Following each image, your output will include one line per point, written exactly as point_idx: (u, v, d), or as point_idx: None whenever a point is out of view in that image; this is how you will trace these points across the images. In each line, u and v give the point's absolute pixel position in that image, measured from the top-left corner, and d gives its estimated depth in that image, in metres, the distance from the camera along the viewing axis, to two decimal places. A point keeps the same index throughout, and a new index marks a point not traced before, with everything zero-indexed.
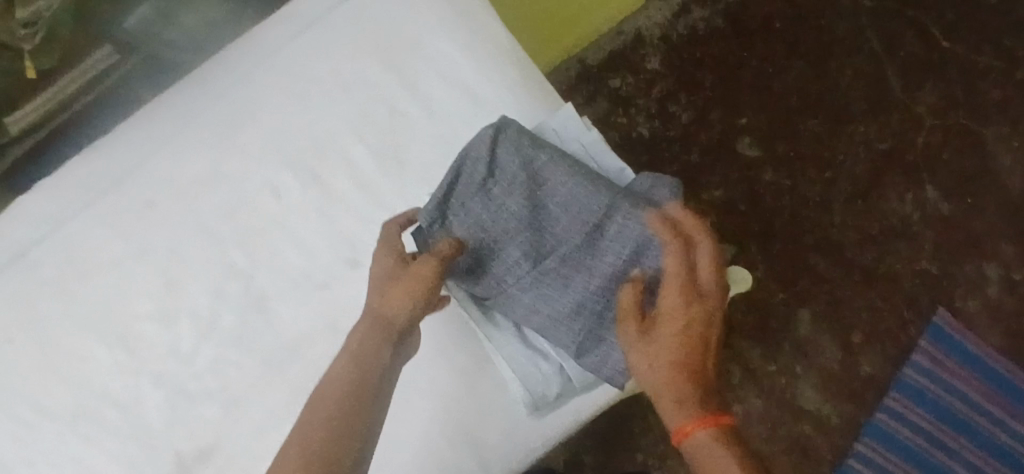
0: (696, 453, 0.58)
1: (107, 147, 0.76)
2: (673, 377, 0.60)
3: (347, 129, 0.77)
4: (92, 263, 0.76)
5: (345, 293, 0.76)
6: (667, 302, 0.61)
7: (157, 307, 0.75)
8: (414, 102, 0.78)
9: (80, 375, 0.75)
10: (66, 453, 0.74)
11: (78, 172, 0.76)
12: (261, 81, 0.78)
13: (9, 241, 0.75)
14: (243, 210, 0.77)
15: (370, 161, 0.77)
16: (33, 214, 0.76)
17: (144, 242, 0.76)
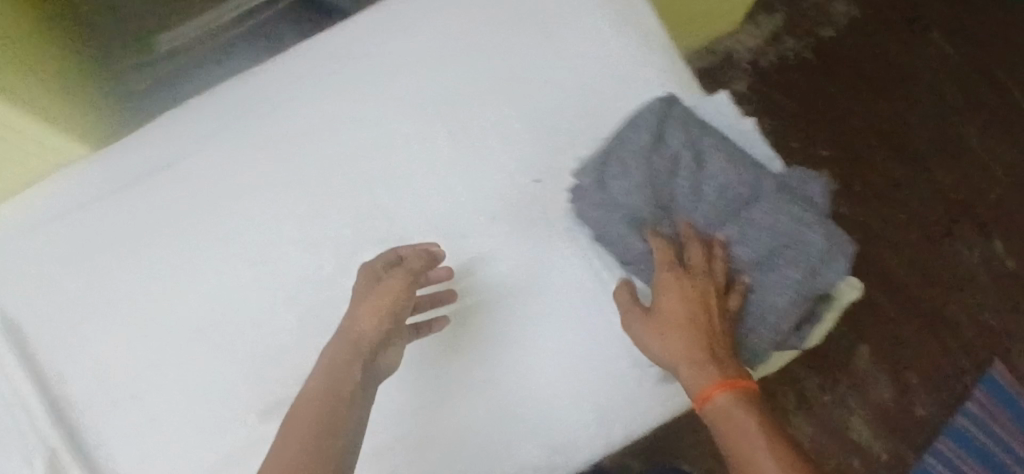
0: (720, 420, 0.62)
1: (274, 74, 0.80)
2: (684, 352, 0.65)
3: (498, 89, 0.79)
4: (245, 182, 0.78)
5: (481, 245, 0.77)
6: (662, 283, 0.66)
7: (304, 232, 0.77)
8: (563, 73, 0.80)
9: (217, 289, 0.75)
10: (192, 363, 0.73)
11: (244, 96, 0.80)
12: (422, 33, 0.81)
13: (165, 149, 0.78)
14: (394, 151, 0.79)
15: (517, 122, 0.79)
16: (193, 128, 0.79)
17: (298, 168, 0.78)
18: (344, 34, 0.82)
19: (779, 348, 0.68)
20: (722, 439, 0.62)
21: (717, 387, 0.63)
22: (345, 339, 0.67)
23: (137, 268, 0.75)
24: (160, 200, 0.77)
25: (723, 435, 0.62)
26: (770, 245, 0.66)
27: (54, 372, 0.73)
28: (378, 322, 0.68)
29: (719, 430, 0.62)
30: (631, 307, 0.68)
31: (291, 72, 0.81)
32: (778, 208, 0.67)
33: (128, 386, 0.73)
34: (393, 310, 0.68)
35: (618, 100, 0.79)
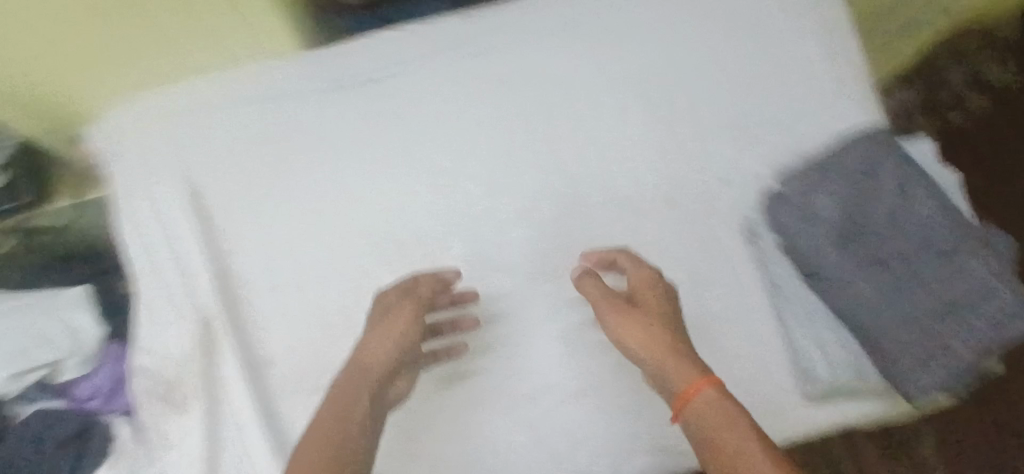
0: (696, 413, 0.60)
1: (489, 20, 0.80)
2: (654, 342, 0.64)
3: (692, 83, 0.80)
4: (442, 117, 0.78)
5: (640, 227, 0.77)
6: (652, 295, 0.68)
7: (485, 178, 0.78)
8: (753, 84, 0.80)
9: (394, 211, 0.76)
10: (354, 275, 0.74)
11: (460, 33, 0.80)
12: (635, 10, 0.81)
13: (372, 65, 0.79)
14: (580, 119, 0.79)
15: (703, 119, 0.79)
16: (404, 51, 0.79)
17: (494, 116, 0.79)
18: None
19: (941, 395, 0.68)
20: (700, 435, 0.59)
21: (703, 381, 0.60)
22: (358, 361, 0.67)
23: (317, 172, 0.76)
24: (359, 109, 0.77)
25: (698, 427, 0.59)
26: (964, 293, 0.67)
27: (223, 250, 0.74)
28: (390, 354, 0.67)
29: (698, 425, 0.59)
30: (599, 297, 0.69)
31: (509, 15, 0.80)
32: (980, 259, 0.68)
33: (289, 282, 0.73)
34: (408, 337, 0.68)
35: (817, 122, 0.80)
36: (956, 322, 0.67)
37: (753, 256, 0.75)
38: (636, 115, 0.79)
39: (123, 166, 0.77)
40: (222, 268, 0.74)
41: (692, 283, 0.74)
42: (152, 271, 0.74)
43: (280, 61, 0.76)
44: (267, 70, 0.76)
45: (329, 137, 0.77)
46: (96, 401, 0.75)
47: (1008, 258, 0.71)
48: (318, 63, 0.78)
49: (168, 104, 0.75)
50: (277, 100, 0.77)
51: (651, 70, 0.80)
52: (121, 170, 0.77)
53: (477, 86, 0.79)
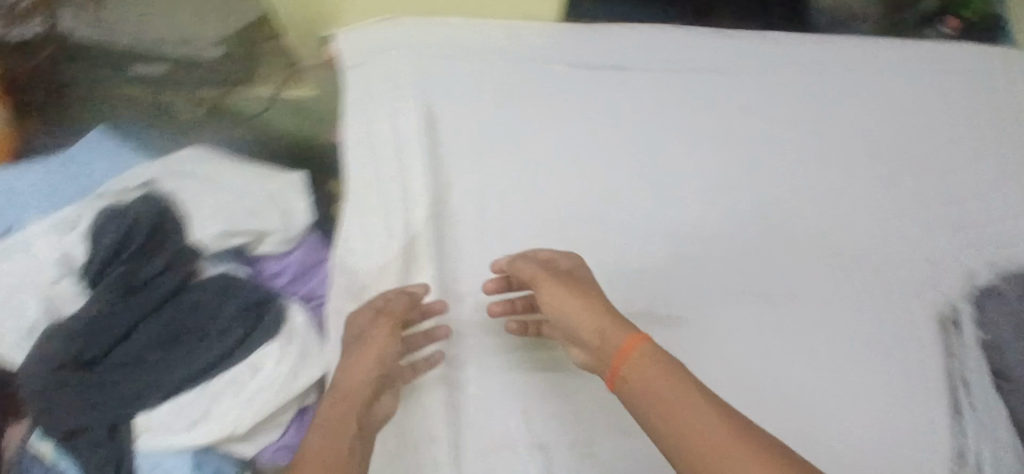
0: (639, 384, 0.54)
1: (729, 45, 0.81)
2: (586, 311, 0.60)
3: (894, 164, 0.79)
4: (665, 116, 0.77)
5: (815, 284, 0.74)
6: (527, 267, 0.65)
7: (683, 186, 0.75)
8: (950, 185, 0.79)
9: (600, 192, 0.74)
10: (545, 242, 0.73)
11: (710, 47, 0.80)
12: (859, 81, 0.81)
13: (626, 51, 0.79)
14: (778, 161, 0.77)
15: (897, 201, 0.77)
16: (656, 47, 0.79)
17: (703, 131, 0.77)
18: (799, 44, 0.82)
19: None
20: (639, 401, 0.53)
21: (637, 336, 0.57)
22: (338, 396, 0.62)
23: (542, 133, 0.76)
24: (608, 88, 0.78)
25: (644, 389, 0.53)
26: None
27: (445, 179, 0.74)
28: (365, 386, 0.62)
29: (638, 393, 0.54)
30: (535, 272, 0.64)
31: (769, 47, 0.81)
32: None
33: (491, 230, 0.73)
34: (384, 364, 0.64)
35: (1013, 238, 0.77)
36: None
37: (933, 342, 0.72)
38: (869, 175, 0.78)
39: (364, 76, 0.78)
40: (440, 195, 0.74)
41: (896, 355, 0.72)
42: (368, 181, 0.75)
43: (539, 23, 0.79)
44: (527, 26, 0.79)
45: (573, 104, 0.77)
46: (287, 277, 0.76)
47: None
48: (579, 35, 0.79)
49: (426, 30, 0.79)
50: (532, 57, 0.78)
51: (862, 137, 0.79)
52: (361, 78, 0.78)
53: (726, 101, 0.78)
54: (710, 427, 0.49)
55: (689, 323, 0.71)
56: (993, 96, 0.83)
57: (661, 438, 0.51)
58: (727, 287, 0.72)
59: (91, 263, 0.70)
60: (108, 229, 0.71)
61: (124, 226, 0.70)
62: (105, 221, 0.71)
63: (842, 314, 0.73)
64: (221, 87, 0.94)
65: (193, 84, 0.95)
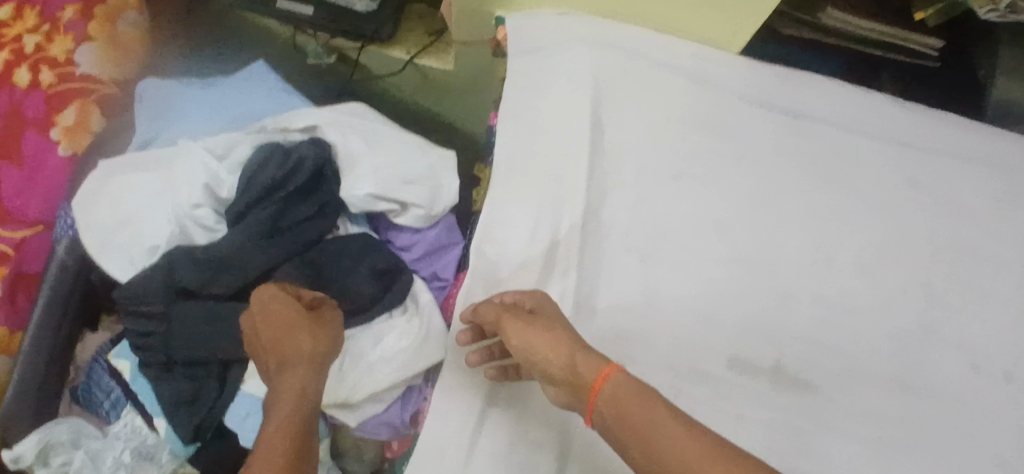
0: (612, 412, 0.50)
1: (890, 111, 0.78)
2: (551, 347, 0.55)
3: (1019, 272, 0.74)
4: (808, 171, 0.75)
5: (912, 374, 0.71)
6: (484, 309, 0.61)
7: (804, 246, 0.72)
8: None
9: (728, 233, 0.72)
10: (663, 272, 0.71)
11: (879, 113, 0.78)
12: (1000, 176, 0.77)
13: (795, 100, 0.77)
14: (904, 240, 0.73)
15: (1015, 312, 0.73)
16: (821, 101, 0.78)
17: (835, 194, 0.74)
18: (954, 125, 0.78)
19: None
20: (620, 435, 0.49)
21: (609, 367, 0.52)
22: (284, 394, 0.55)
23: (688, 160, 0.74)
24: (782, 136, 0.76)
25: (619, 420, 0.50)
26: None
27: (599, 191, 0.72)
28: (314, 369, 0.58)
29: (617, 432, 0.50)
30: (499, 313, 0.59)
31: (951, 129, 0.78)
32: None
33: (621, 248, 0.71)
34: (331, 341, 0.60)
35: None
36: None
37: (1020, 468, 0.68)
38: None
39: (538, 70, 0.76)
40: (591, 207, 0.72)
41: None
42: (524, 174, 0.73)
43: (726, 54, 0.78)
44: (713, 56, 0.77)
45: (743, 145, 0.75)
46: (421, 250, 0.80)
47: None
48: (763, 77, 0.77)
49: (610, 38, 0.77)
50: (712, 87, 0.77)
51: (993, 238, 0.75)
52: (536, 71, 0.76)
53: (894, 173, 0.75)
54: (687, 449, 0.46)
55: (822, 393, 0.69)
56: None
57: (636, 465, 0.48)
58: (866, 365, 0.70)
59: (243, 197, 0.73)
60: (268, 168, 0.74)
61: (286, 169, 0.74)
62: (265, 160, 0.75)
63: (976, 419, 0.70)
64: (360, 45, 0.95)
65: (332, 36, 0.94)
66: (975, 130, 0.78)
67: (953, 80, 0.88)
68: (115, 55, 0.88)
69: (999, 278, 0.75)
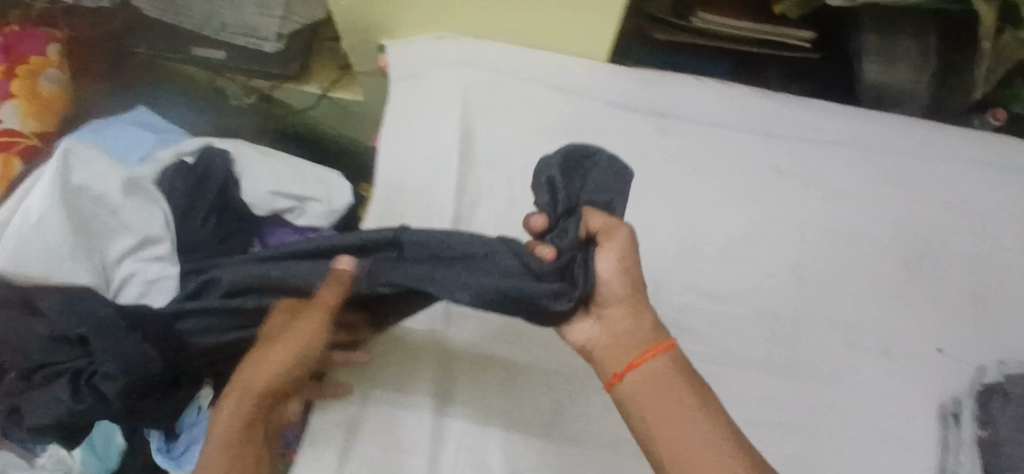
0: (651, 376, 0.55)
1: (755, 102, 0.81)
2: (624, 287, 0.57)
3: (882, 248, 0.78)
4: (674, 167, 0.79)
5: (780, 352, 0.74)
6: (597, 225, 0.57)
7: (674, 236, 0.76)
8: (937, 276, 0.78)
9: None
10: None
11: (745, 106, 0.81)
12: (859, 155, 0.81)
13: (666, 98, 0.81)
14: (766, 224, 0.78)
15: (880, 285, 0.77)
16: (688, 97, 0.81)
17: (698, 185, 0.78)
18: (816, 113, 0.82)
19: None
20: (658, 429, 0.54)
21: (661, 346, 0.56)
22: (232, 391, 0.56)
23: None
24: (651, 132, 0.80)
25: (663, 420, 0.54)
26: None
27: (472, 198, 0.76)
28: (280, 374, 0.57)
29: (656, 425, 0.54)
30: (619, 253, 0.57)
31: (817, 115, 0.81)
32: None
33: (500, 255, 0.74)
34: (285, 363, 0.57)
35: (996, 339, 0.76)
36: None
37: (880, 433, 0.73)
38: (898, 255, 0.78)
39: (408, 90, 0.80)
40: (463, 214, 0.75)
41: (891, 442, 0.73)
42: (403, 188, 0.76)
43: (587, 61, 0.82)
44: (578, 65, 0.81)
45: (610, 145, 0.79)
46: None
47: None
48: (625, 81, 0.81)
49: (482, 56, 0.81)
50: (575, 95, 0.81)
51: (854, 216, 0.79)
52: (410, 93, 0.80)
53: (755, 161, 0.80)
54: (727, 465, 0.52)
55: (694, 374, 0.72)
56: (1002, 193, 0.81)
57: (656, 433, 0.54)
58: (737, 345, 0.74)
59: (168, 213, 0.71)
60: (180, 176, 0.73)
61: (197, 175, 0.74)
62: (180, 167, 0.74)
63: (848, 395, 0.74)
64: (274, 83, 1.01)
65: (247, 76, 1.00)
66: (836, 115, 0.82)
67: (831, 70, 0.92)
68: (38, 111, 0.93)
69: (868, 252, 0.78)
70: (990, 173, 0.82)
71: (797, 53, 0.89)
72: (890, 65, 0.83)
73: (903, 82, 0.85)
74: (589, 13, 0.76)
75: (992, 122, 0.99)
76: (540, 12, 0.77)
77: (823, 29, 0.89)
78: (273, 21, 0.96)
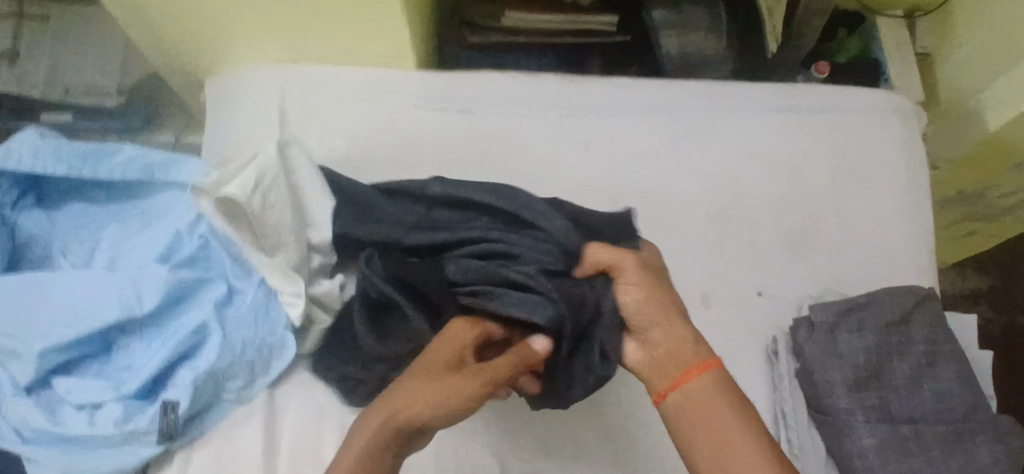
0: (690, 395, 0.57)
1: (559, 86, 0.87)
2: (651, 308, 0.59)
3: (696, 201, 0.83)
4: (491, 153, 0.83)
5: None
6: (620, 265, 0.59)
7: None
8: (745, 218, 0.83)
9: None
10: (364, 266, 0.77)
11: (551, 90, 0.87)
12: (666, 120, 0.87)
13: (473, 93, 0.85)
14: (585, 195, 0.82)
15: (696, 235, 0.81)
16: (494, 89, 0.86)
17: (516, 167, 0.83)
18: (618, 88, 0.88)
19: None
20: (704, 452, 0.56)
21: (705, 366, 0.58)
22: (378, 412, 0.57)
23: (381, 164, 0.81)
24: (465, 124, 0.84)
25: (703, 440, 0.56)
26: (923, 425, 0.68)
27: None
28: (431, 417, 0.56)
29: (702, 449, 0.56)
30: (634, 280, 0.59)
31: (622, 88, 0.88)
32: (983, 445, 0.68)
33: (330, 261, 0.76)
34: (474, 399, 0.56)
35: (806, 265, 0.81)
36: (902, 457, 0.66)
37: None
38: (710, 212, 0.83)
39: (223, 114, 0.84)
40: None
41: None
42: None
43: (393, 69, 0.86)
44: (384, 73, 0.85)
45: (427, 140, 0.83)
46: None
47: (1001, 428, 0.69)
48: (431, 81, 0.85)
49: (290, 79, 0.84)
50: (386, 98, 0.84)
51: (666, 175, 0.84)
52: (224, 119, 0.84)
53: (566, 138, 0.85)
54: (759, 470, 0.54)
55: None
56: (801, 133, 0.87)
57: (698, 457, 0.56)
58: None
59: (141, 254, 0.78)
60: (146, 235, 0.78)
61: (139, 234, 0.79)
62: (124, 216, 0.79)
63: None
64: (125, 138, 1.04)
65: (97, 135, 1.03)
66: (635, 88, 0.88)
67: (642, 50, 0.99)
68: None
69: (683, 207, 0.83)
70: (788, 117, 0.88)
71: (608, 37, 0.97)
72: (684, 37, 0.94)
73: (702, 50, 0.95)
74: (375, 26, 0.81)
75: (816, 75, 1.05)
76: (334, 31, 0.82)
77: (624, 12, 0.97)
78: (112, 74, 1.00)
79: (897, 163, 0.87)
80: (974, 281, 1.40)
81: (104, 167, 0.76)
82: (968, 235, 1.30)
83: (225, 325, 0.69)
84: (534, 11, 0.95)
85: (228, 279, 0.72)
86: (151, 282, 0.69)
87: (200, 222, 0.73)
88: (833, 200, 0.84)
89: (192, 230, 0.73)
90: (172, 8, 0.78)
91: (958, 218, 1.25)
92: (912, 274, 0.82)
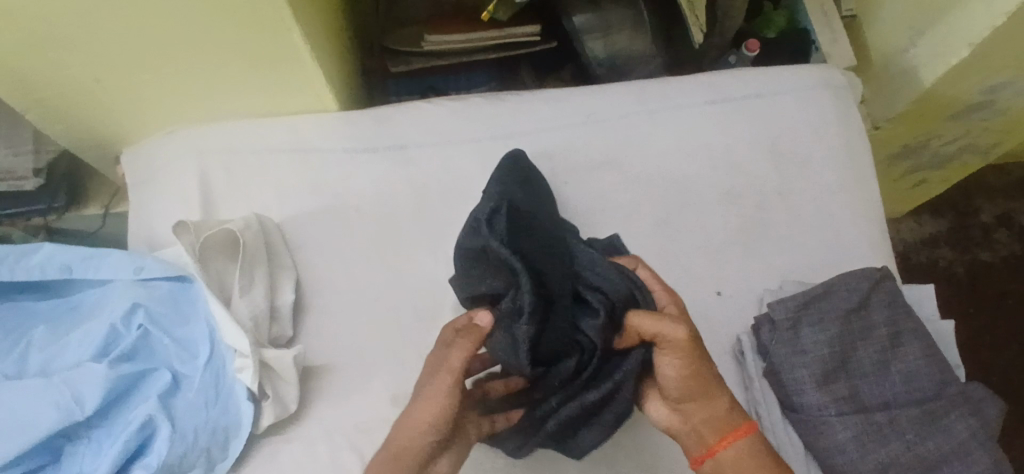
0: (737, 455, 0.61)
1: (487, 107, 0.85)
2: (695, 377, 0.60)
3: (639, 205, 0.82)
4: (427, 188, 0.81)
5: None
6: (677, 336, 0.59)
7: (441, 254, 0.79)
8: (690, 216, 0.82)
9: (367, 267, 0.77)
10: (312, 326, 0.75)
11: (479, 113, 0.85)
12: (599, 127, 0.85)
13: (399, 129, 0.83)
14: None
15: (644, 241, 0.81)
16: (422, 121, 0.84)
17: (457, 199, 0.81)
18: (546, 100, 0.86)
19: None
20: None
21: (750, 425, 0.62)
22: (386, 448, 0.60)
23: (315, 215, 0.79)
24: (396, 162, 0.82)
25: None
26: (891, 403, 0.68)
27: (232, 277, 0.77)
28: (427, 431, 0.59)
29: None
30: (679, 348, 0.59)
31: (552, 99, 0.86)
32: (958, 419, 0.67)
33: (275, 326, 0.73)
34: (453, 395, 0.59)
35: (758, 256, 0.81)
36: (875, 441, 0.66)
37: None
38: (653, 213, 0.82)
39: (148, 191, 0.81)
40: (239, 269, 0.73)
41: None
42: None
43: (312, 115, 0.83)
44: (304, 121, 0.82)
45: (358, 185, 0.81)
46: None
47: (966, 400, 0.69)
48: (354, 122, 0.83)
49: (205, 140, 0.81)
50: (310, 148, 0.82)
51: (603, 184, 0.83)
52: (149, 195, 0.81)
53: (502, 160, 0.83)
54: None
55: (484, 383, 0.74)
56: (735, 119, 0.86)
57: None
58: None
59: None
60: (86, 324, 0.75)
61: None
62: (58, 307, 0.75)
63: None
64: (56, 217, 1.00)
65: (24, 218, 0.99)
66: (565, 97, 0.87)
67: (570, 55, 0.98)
68: None
69: (627, 213, 0.82)
70: (719, 105, 0.87)
71: (533, 46, 0.94)
72: (609, 39, 0.93)
73: (629, 49, 0.94)
74: (284, 72, 0.77)
75: (747, 54, 1.02)
76: (245, 84, 0.78)
77: (546, 20, 0.95)
78: (27, 157, 0.94)
79: (836, 137, 0.87)
80: (931, 225, 1.41)
81: (24, 268, 0.72)
82: (920, 185, 1.30)
83: (174, 417, 0.66)
84: (453, 31, 0.91)
85: (173, 366, 0.69)
86: (89, 381, 0.66)
87: (135, 311, 0.70)
88: (778, 185, 0.84)
89: (127, 321, 0.70)
90: (67, 84, 0.75)
91: (906, 172, 1.26)
92: (867, 251, 0.82)
